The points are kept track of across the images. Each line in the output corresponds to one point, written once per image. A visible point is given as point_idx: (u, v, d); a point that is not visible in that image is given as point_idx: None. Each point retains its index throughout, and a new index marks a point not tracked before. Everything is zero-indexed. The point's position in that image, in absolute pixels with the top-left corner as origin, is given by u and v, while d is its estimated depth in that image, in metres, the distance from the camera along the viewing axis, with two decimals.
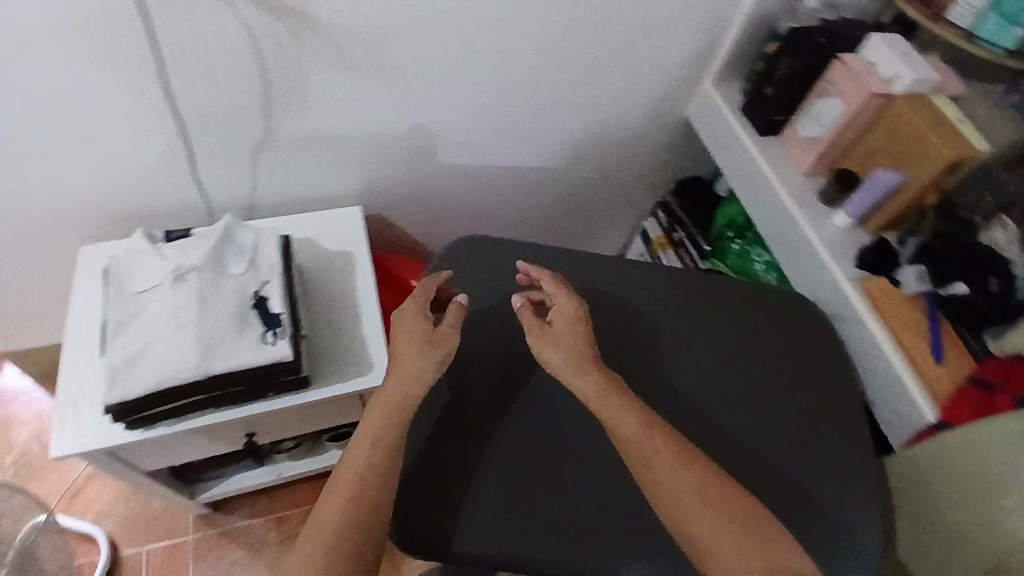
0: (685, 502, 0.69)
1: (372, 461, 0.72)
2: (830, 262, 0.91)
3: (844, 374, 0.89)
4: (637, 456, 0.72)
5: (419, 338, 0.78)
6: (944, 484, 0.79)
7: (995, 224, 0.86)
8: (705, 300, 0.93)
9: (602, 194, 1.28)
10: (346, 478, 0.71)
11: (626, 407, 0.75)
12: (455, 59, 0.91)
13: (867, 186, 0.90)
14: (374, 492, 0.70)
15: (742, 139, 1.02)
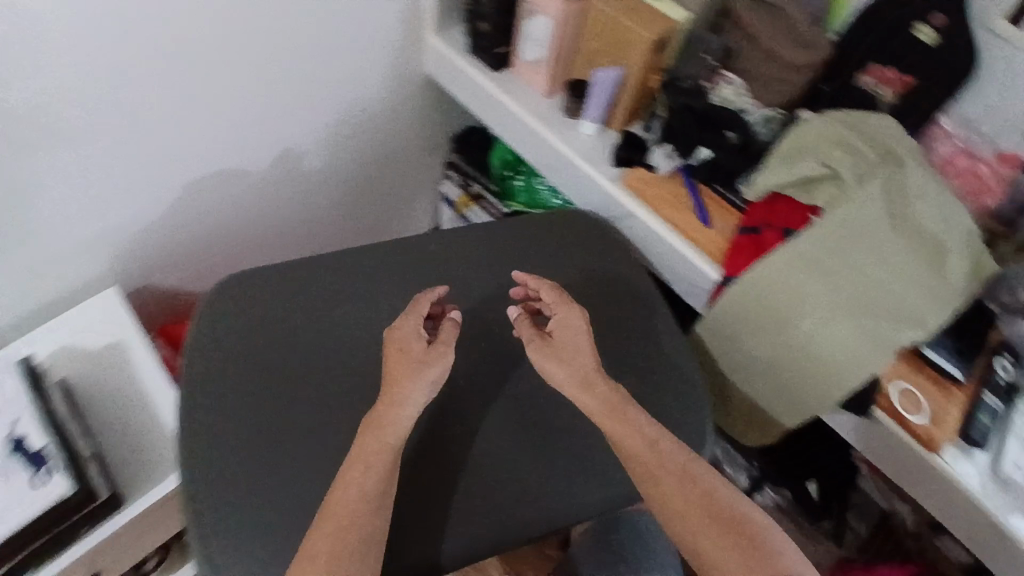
0: (671, 492, 0.67)
1: (368, 484, 0.66)
2: (590, 170, 0.94)
3: (631, 267, 0.92)
4: (644, 473, 0.69)
5: (410, 353, 0.73)
6: (743, 331, 0.86)
7: (719, 82, 0.92)
8: (486, 245, 0.93)
9: (387, 176, 1.24)
10: (336, 493, 0.66)
11: (632, 419, 0.71)
12: (146, 99, 0.83)
13: (595, 89, 0.92)
14: (357, 518, 0.65)
15: (478, 81, 1.01)
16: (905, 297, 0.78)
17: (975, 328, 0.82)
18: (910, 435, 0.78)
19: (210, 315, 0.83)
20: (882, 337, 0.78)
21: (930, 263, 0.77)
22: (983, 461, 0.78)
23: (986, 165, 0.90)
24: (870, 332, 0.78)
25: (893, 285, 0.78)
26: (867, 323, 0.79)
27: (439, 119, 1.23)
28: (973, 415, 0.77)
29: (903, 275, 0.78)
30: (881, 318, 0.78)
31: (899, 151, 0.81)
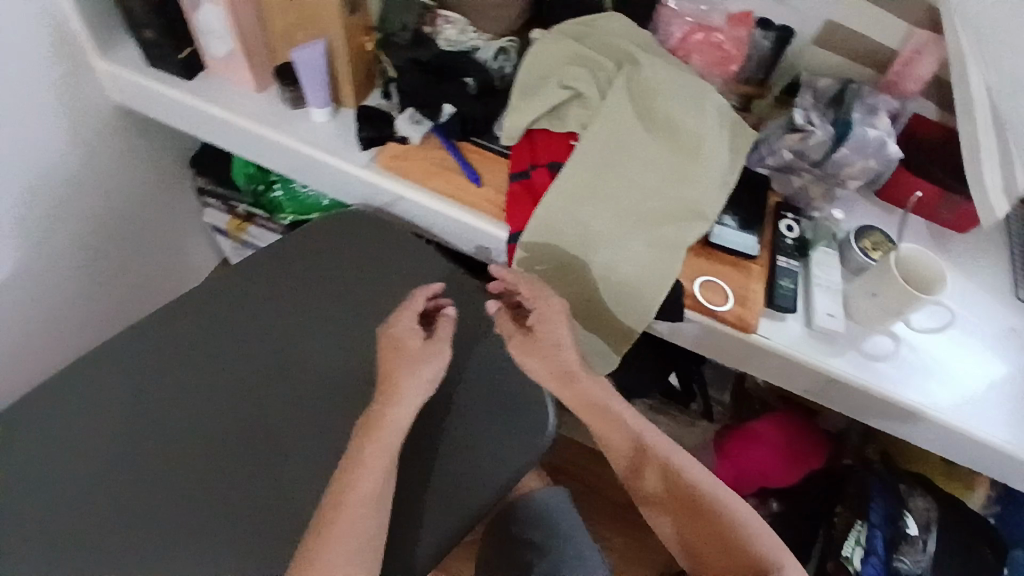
0: (653, 483, 0.72)
1: (370, 484, 0.65)
2: (337, 159, 0.83)
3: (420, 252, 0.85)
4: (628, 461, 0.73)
5: (407, 351, 0.72)
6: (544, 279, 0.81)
7: (437, 23, 0.85)
8: (256, 285, 0.83)
9: (135, 234, 1.09)
10: (335, 513, 0.63)
11: (618, 415, 0.75)
12: None
13: (303, 72, 0.79)
14: (354, 533, 0.63)
15: (175, 97, 0.85)
16: (679, 191, 0.78)
17: (758, 195, 0.84)
18: (724, 325, 0.78)
19: None
20: (671, 237, 0.77)
21: (690, 151, 0.78)
22: (796, 322, 0.80)
23: (720, 32, 0.87)
24: (659, 236, 0.78)
25: (665, 183, 0.78)
26: (654, 229, 0.78)
27: (162, 146, 1.06)
28: (773, 284, 0.80)
29: (670, 172, 0.78)
30: (665, 219, 0.78)
31: (630, 55, 0.81)
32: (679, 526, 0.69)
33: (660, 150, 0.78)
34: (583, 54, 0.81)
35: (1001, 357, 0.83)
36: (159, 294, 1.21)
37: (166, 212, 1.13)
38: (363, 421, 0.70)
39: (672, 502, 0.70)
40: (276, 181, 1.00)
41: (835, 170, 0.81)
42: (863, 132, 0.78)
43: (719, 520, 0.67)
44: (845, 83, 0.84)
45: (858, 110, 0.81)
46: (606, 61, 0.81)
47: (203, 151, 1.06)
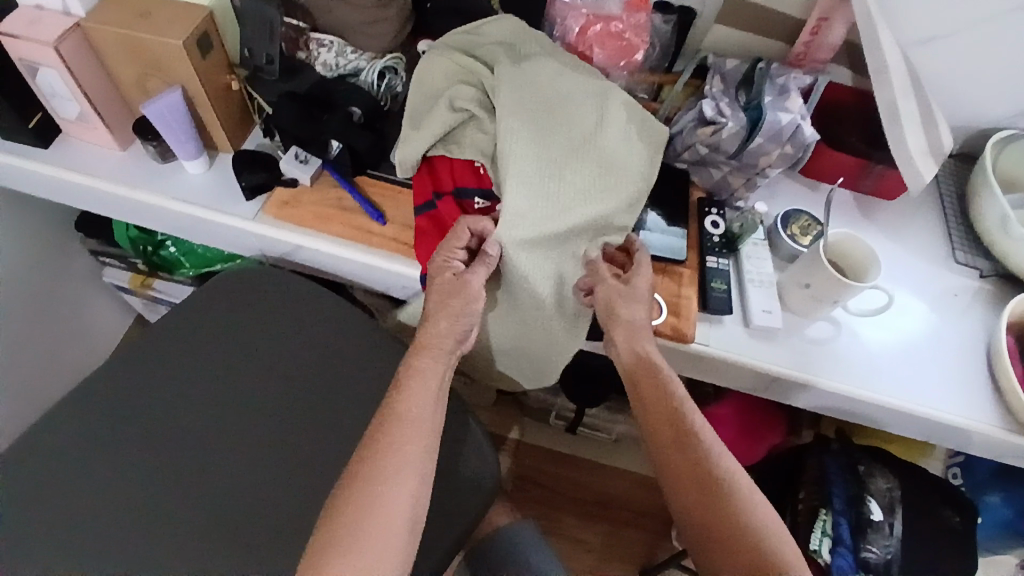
0: (676, 461, 0.63)
1: (418, 413, 0.63)
2: (229, 217, 0.75)
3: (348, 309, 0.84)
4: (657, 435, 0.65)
5: (470, 289, 0.68)
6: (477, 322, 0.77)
7: (310, 47, 0.77)
8: (183, 366, 0.80)
9: (31, 316, 1.00)
10: (381, 448, 0.60)
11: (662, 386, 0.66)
12: None
13: (161, 127, 0.71)
14: (401, 472, 0.59)
15: (36, 169, 0.76)
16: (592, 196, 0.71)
17: (680, 193, 0.82)
18: (660, 339, 0.75)
19: None
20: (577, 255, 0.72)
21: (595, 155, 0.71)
22: (733, 323, 0.78)
23: (619, 20, 0.82)
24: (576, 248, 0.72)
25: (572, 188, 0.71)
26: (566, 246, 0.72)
27: (36, 213, 0.95)
28: (706, 287, 0.77)
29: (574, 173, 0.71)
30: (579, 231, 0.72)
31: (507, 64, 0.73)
32: (682, 505, 0.61)
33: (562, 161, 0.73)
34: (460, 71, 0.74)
35: (940, 320, 0.82)
36: (69, 366, 1.10)
37: (57, 278, 1.03)
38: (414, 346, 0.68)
39: (680, 481, 0.62)
40: (167, 239, 0.91)
41: (752, 160, 0.77)
42: (774, 117, 0.74)
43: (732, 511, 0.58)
44: (754, 62, 0.81)
45: (768, 92, 0.76)
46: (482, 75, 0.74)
47: (84, 210, 0.96)
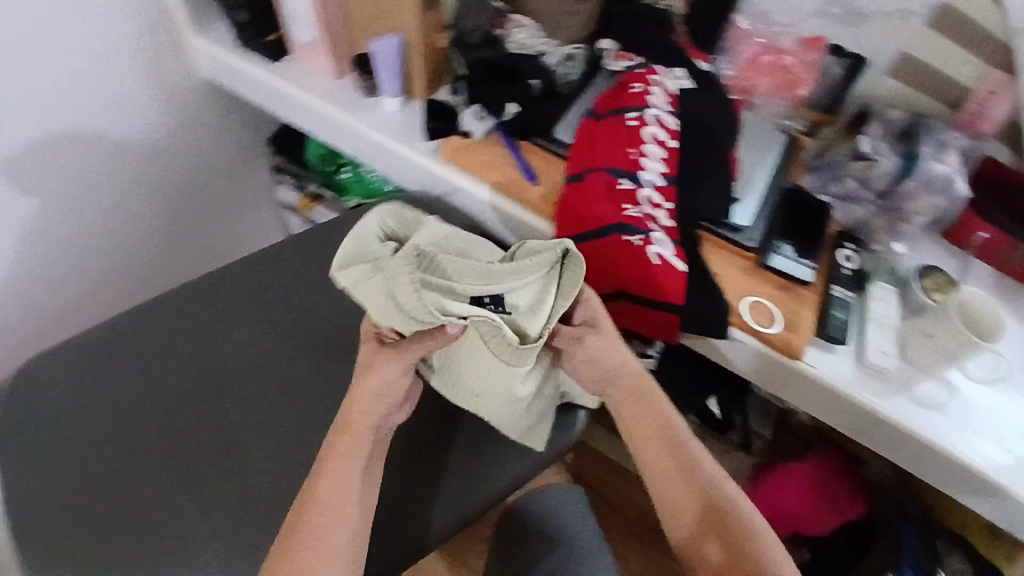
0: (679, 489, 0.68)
1: (337, 500, 0.64)
2: (404, 147, 0.87)
3: None
4: (659, 461, 0.70)
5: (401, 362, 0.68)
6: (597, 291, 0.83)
7: (509, 27, 0.87)
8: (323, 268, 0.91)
9: (214, 203, 1.17)
10: (325, 513, 0.63)
11: (661, 412, 0.71)
12: None
13: (378, 62, 0.85)
14: (331, 553, 0.62)
15: (260, 76, 0.92)
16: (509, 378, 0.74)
17: (817, 224, 0.85)
18: (768, 347, 0.79)
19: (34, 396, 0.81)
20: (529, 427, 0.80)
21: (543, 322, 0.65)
22: (847, 355, 0.79)
23: (792, 55, 0.89)
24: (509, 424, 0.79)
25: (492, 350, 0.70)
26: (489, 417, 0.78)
27: (243, 122, 1.12)
28: (827, 314, 0.80)
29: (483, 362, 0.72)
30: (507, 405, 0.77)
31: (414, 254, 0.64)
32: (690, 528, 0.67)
33: (513, 297, 0.65)
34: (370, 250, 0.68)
35: None
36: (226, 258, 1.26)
37: (242, 183, 1.20)
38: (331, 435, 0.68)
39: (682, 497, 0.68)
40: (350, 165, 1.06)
41: (899, 202, 0.83)
42: (931, 167, 0.81)
43: (732, 521, 0.65)
44: (914, 117, 0.87)
45: (927, 144, 0.83)
46: (418, 287, 0.63)
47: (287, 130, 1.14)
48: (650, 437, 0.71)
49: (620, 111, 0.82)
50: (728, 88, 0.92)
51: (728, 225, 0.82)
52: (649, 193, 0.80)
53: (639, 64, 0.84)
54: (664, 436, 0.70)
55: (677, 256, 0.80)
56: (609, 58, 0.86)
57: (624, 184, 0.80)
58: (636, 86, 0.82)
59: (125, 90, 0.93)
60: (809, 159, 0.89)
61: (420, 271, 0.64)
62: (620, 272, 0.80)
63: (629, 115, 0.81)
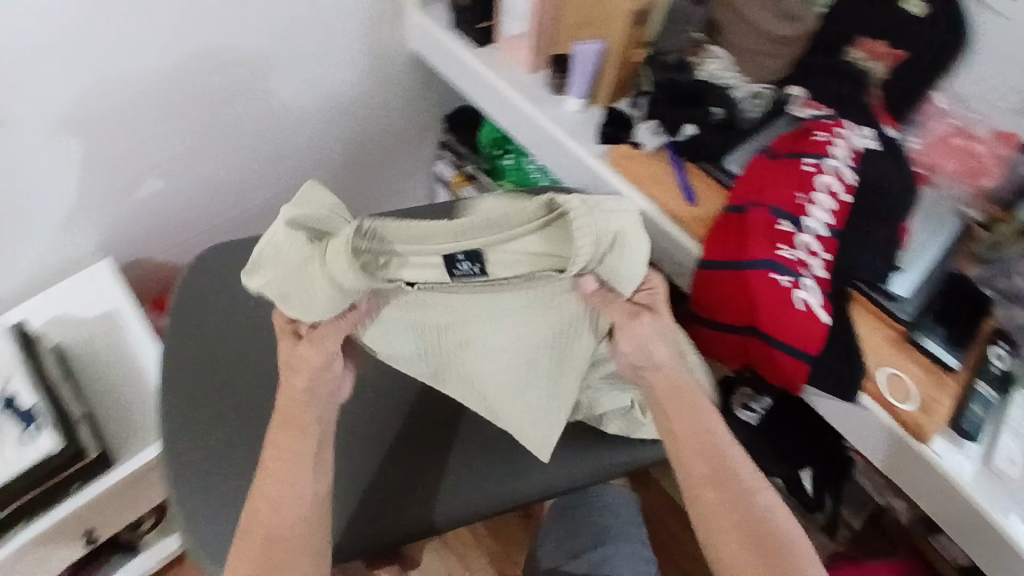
0: (708, 493, 0.68)
1: (286, 484, 0.69)
2: (574, 144, 0.92)
3: None
4: (688, 456, 0.70)
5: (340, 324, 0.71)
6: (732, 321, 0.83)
7: (703, 56, 0.91)
8: None
9: (380, 159, 1.27)
10: (277, 490, 0.69)
11: (698, 414, 0.72)
12: (143, 65, 0.86)
13: (577, 63, 0.90)
14: (290, 536, 0.67)
15: (463, 55, 1.01)
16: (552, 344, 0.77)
17: (972, 318, 0.80)
18: (897, 422, 0.77)
19: (200, 277, 0.88)
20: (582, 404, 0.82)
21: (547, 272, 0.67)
22: (974, 455, 0.76)
23: (982, 143, 0.87)
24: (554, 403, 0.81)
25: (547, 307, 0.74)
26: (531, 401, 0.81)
27: (427, 95, 1.22)
28: (964, 406, 0.76)
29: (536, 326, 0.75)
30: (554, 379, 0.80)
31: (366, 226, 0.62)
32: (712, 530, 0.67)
33: (490, 254, 0.67)
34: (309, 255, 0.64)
35: None
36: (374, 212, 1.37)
37: (408, 149, 1.30)
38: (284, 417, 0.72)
39: (717, 515, 0.66)
40: (509, 152, 1.15)
41: None
42: None
43: (773, 548, 0.64)
44: None
45: None
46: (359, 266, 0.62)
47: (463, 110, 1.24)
48: (692, 453, 0.70)
49: (796, 154, 0.83)
50: (911, 159, 0.87)
51: (883, 290, 0.80)
52: (808, 240, 0.79)
53: (827, 115, 0.85)
54: (705, 454, 0.69)
55: (823, 308, 0.79)
56: (796, 105, 0.87)
57: (784, 226, 0.79)
58: (820, 135, 0.83)
59: (345, 45, 1.04)
60: (984, 251, 0.81)
61: (360, 242, 0.63)
62: (757, 309, 0.79)
63: (806, 161, 0.82)
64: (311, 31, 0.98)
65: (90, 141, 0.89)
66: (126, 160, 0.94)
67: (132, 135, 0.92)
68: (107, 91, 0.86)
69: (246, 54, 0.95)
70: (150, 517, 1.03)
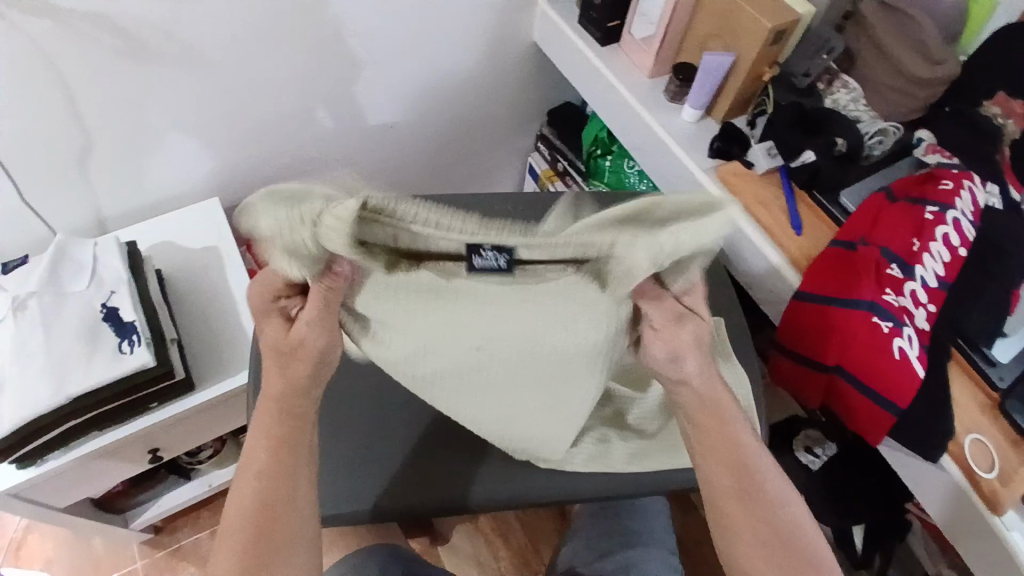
0: (744, 521, 0.56)
1: (259, 487, 0.56)
2: (685, 155, 0.92)
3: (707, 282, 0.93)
4: (738, 480, 0.57)
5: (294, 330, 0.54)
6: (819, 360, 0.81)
7: (834, 85, 0.90)
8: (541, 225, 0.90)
9: (478, 143, 1.29)
10: (253, 495, 0.56)
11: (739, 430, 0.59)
12: (284, 17, 0.90)
13: (701, 74, 0.89)
14: (278, 542, 0.56)
15: (585, 52, 1.01)
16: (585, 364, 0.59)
17: None
18: (973, 488, 0.72)
19: None
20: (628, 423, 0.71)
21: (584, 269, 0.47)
22: None
23: None
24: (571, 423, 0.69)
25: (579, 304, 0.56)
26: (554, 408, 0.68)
27: (537, 87, 1.23)
28: None
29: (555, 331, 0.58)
30: (579, 381, 0.66)
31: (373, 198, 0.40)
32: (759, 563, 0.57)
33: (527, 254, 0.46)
34: (312, 198, 0.40)
35: None
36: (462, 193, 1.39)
37: (507, 137, 1.31)
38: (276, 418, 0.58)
39: (736, 521, 0.57)
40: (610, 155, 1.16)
41: None
42: None
43: (800, 570, 0.55)
44: None
45: None
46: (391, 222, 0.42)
47: (569, 108, 1.25)
48: (719, 462, 0.58)
49: (917, 200, 0.80)
50: None
51: (984, 352, 0.76)
52: (916, 288, 0.76)
53: (955, 164, 0.81)
54: (730, 458, 0.57)
55: (919, 361, 0.75)
56: (922, 149, 0.84)
57: (893, 271, 0.77)
58: (946, 183, 0.79)
59: (470, 29, 1.06)
60: None
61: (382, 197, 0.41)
62: (849, 349, 0.77)
63: (927, 208, 0.78)
64: (444, 10, 1.00)
65: (221, 84, 0.93)
66: (248, 104, 0.98)
67: (259, 83, 0.96)
68: (246, 40, 0.90)
69: (377, 24, 0.97)
70: (208, 450, 1.07)
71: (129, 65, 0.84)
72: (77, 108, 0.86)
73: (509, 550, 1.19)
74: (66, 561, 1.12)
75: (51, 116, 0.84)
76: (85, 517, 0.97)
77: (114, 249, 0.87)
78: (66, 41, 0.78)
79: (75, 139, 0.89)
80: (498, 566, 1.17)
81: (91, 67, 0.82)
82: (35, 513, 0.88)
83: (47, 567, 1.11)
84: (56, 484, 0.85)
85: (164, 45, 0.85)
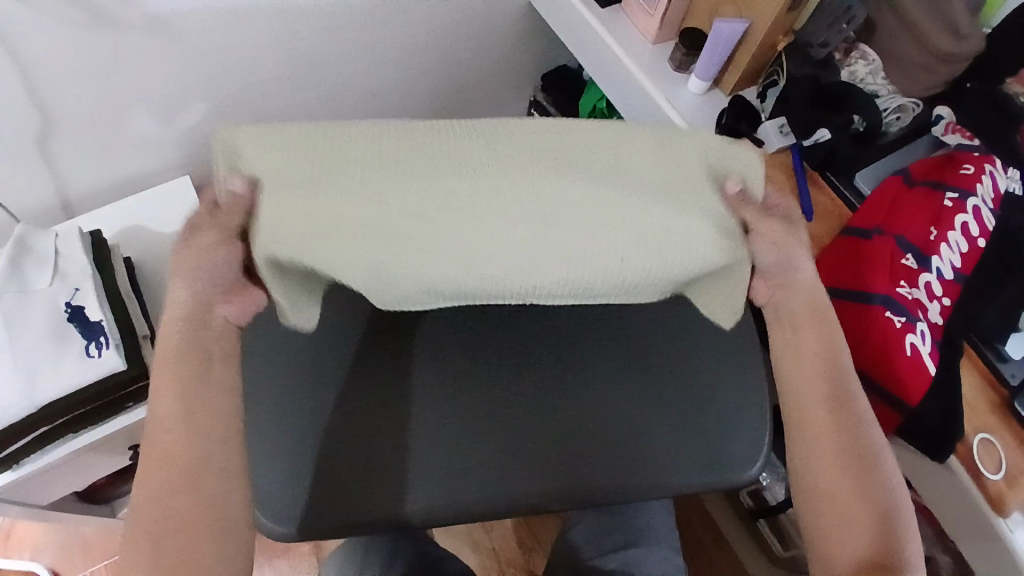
0: (820, 409, 0.59)
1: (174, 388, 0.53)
2: (692, 132, 0.85)
3: None
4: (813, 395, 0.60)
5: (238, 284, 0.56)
6: None
7: (851, 55, 0.84)
8: None
9: (471, 109, 1.22)
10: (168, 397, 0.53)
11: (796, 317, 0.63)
12: None
13: (712, 40, 0.82)
14: (172, 455, 0.51)
15: (585, 15, 0.93)
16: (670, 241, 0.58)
17: None
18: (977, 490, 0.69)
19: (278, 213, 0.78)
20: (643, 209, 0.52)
21: None
22: None
23: None
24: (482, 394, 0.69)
25: None
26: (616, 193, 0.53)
27: (532, 50, 1.15)
28: None
29: None
30: None
31: None
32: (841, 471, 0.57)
33: None
34: None
35: None
36: None
37: (499, 103, 1.24)
38: (189, 334, 0.54)
39: (821, 437, 0.59)
40: None
41: None
42: None
43: (870, 481, 0.57)
44: None
45: None
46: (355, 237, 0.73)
47: (563, 72, 1.18)
48: (821, 411, 0.59)
49: (937, 184, 0.75)
50: None
51: (996, 350, 0.71)
52: (931, 280, 0.72)
53: (975, 146, 0.76)
54: (829, 367, 0.60)
55: (930, 357, 0.70)
56: (941, 128, 0.79)
57: (908, 261, 0.72)
58: (967, 167, 0.74)
59: None
60: None
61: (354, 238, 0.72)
62: (859, 346, 0.73)
63: (947, 194, 0.73)
64: None
65: (191, 56, 0.85)
66: (220, 75, 0.90)
67: (234, 53, 0.88)
68: (216, 7, 0.82)
69: None
70: None
71: (92, 38, 0.77)
72: (34, 89, 0.78)
73: (506, 528, 1.19)
74: (55, 551, 1.11)
75: (6, 99, 0.77)
76: (68, 512, 0.94)
77: (75, 239, 0.81)
78: (17, 14, 0.70)
79: (31, 119, 0.81)
80: (493, 545, 1.18)
81: (48, 41, 0.74)
82: (23, 514, 0.86)
83: (36, 556, 1.10)
84: (35, 487, 0.82)
85: (131, 19, 0.77)
